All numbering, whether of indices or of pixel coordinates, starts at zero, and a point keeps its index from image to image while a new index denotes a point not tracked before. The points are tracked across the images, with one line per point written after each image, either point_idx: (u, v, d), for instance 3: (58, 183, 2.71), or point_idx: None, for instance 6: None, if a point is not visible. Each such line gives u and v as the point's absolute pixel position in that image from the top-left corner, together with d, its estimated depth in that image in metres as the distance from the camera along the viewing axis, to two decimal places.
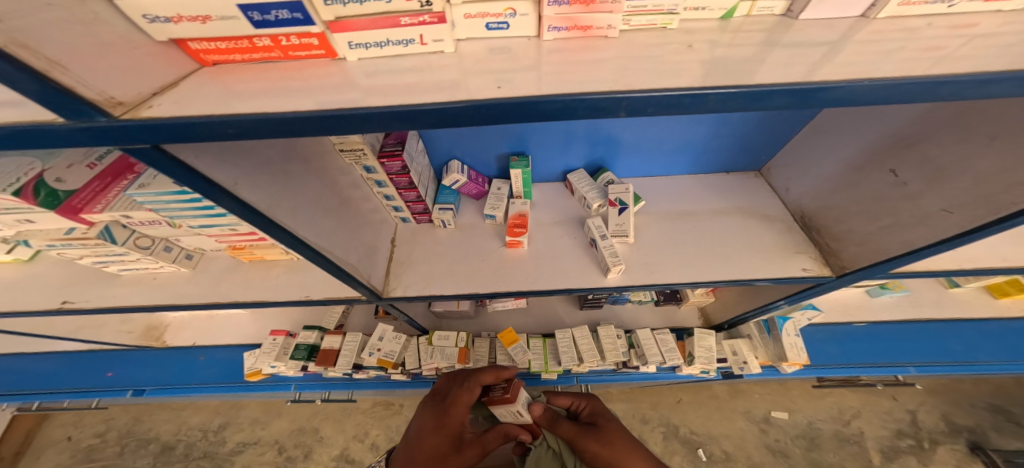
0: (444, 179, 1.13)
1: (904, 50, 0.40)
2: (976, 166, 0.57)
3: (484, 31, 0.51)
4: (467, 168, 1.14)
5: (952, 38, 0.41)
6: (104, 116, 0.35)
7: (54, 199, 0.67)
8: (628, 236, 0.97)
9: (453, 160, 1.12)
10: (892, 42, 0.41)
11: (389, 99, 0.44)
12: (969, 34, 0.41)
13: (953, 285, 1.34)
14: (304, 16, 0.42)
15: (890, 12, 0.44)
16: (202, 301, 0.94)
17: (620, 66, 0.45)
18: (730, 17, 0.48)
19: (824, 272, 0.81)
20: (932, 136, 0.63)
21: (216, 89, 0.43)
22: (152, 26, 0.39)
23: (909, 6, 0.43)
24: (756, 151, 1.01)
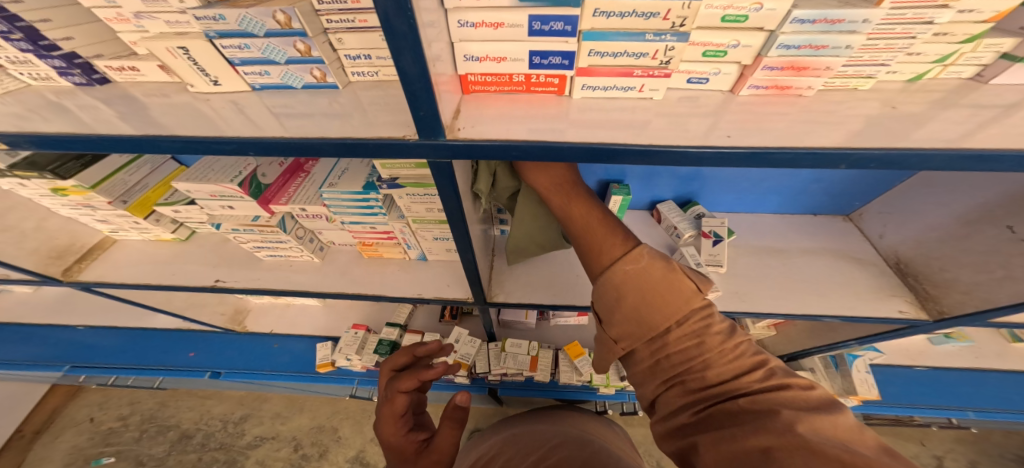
0: None
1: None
2: None
3: (684, 83, 0.60)
4: None
5: None
6: (444, 136, 0.49)
7: (258, 190, 0.84)
8: (721, 266, 1.06)
9: None
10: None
11: (626, 134, 0.54)
12: None
13: (1017, 340, 1.40)
14: (569, 62, 0.54)
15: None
16: (331, 290, 1.07)
17: (814, 116, 0.54)
18: (917, 80, 0.55)
19: (920, 314, 0.89)
20: None
21: (484, 115, 0.57)
22: (464, 63, 0.54)
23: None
24: (847, 198, 1.11)
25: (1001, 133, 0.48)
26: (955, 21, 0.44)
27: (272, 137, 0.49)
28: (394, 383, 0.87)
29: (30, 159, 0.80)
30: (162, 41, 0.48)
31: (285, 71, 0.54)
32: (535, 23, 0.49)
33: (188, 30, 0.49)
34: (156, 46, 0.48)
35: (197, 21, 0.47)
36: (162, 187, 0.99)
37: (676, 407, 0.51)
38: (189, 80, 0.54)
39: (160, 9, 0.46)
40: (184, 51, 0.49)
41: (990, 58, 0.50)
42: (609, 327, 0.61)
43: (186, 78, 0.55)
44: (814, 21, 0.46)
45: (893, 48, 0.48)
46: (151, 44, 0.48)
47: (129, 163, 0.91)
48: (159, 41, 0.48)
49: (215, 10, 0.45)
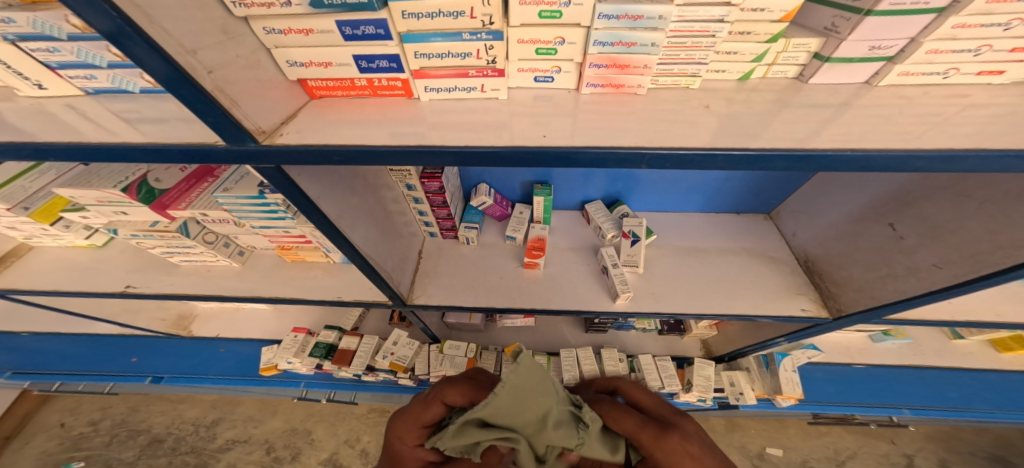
0: (472, 200, 1.22)
1: (899, 119, 0.48)
2: (968, 227, 0.63)
3: (532, 82, 0.62)
4: (494, 191, 1.24)
5: (947, 107, 0.48)
6: (254, 141, 0.48)
7: (150, 196, 0.84)
8: (637, 266, 1.05)
9: (482, 183, 1.23)
10: (894, 109, 0.49)
11: (458, 137, 0.54)
12: (961, 104, 0.48)
13: (958, 337, 1.39)
14: (397, 65, 0.54)
15: (890, 81, 0.52)
16: (247, 294, 1.07)
17: (644, 118, 0.55)
18: (747, 79, 0.58)
19: (821, 313, 0.89)
20: (930, 197, 0.69)
21: (324, 119, 0.57)
22: (290, 68, 0.53)
23: (907, 76, 0.51)
24: (765, 196, 1.10)
25: (812, 132, 0.47)
26: (749, 19, 0.49)
27: (87, 142, 0.49)
28: (439, 391, 0.80)
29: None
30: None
31: (111, 75, 0.54)
32: (345, 28, 0.48)
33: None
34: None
35: None
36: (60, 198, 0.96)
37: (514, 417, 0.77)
38: (13, 84, 0.55)
39: None
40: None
41: (805, 59, 0.53)
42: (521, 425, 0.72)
43: (9, 81, 0.55)
44: (617, 16, 0.49)
45: (701, 47, 0.52)
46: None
47: (30, 171, 0.93)
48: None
49: (1, 12, 0.45)
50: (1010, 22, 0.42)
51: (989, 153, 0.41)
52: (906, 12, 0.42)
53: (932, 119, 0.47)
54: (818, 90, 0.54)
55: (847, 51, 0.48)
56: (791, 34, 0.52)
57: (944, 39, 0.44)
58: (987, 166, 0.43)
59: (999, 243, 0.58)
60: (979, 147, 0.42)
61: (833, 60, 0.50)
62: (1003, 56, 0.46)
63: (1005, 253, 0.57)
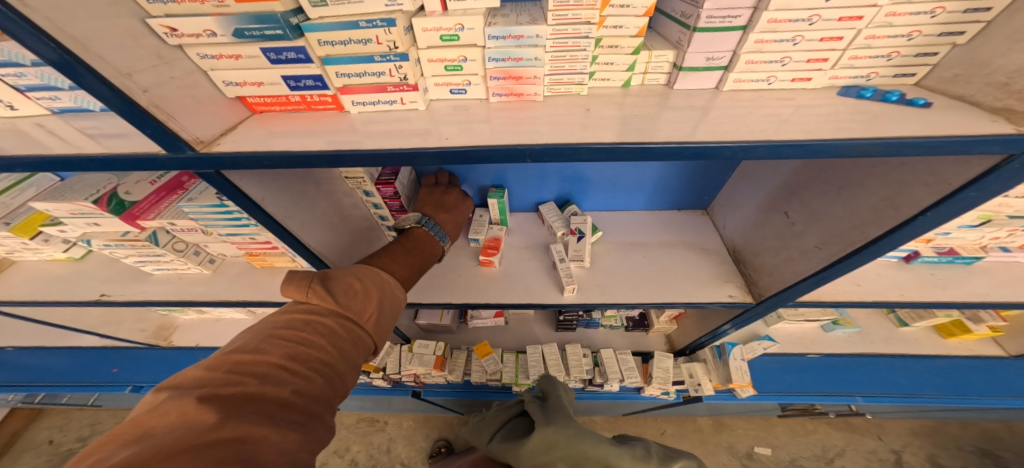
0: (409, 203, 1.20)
1: (741, 118, 0.56)
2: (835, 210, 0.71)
3: (449, 94, 0.70)
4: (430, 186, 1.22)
5: (785, 107, 0.56)
6: (190, 149, 0.56)
7: (119, 207, 0.88)
8: (583, 260, 1.12)
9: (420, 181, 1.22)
10: (741, 109, 0.57)
11: (375, 143, 0.63)
12: (796, 104, 0.56)
13: (903, 325, 1.40)
14: (322, 83, 0.63)
15: (731, 86, 0.60)
16: (214, 298, 1.11)
17: (540, 122, 0.63)
18: (629, 85, 0.66)
19: (746, 298, 0.95)
20: (805, 186, 0.77)
21: (260, 130, 0.65)
22: (229, 88, 0.62)
23: (741, 83, 0.59)
24: (699, 192, 1.18)
25: (670, 130, 0.55)
26: (613, 35, 0.57)
27: (50, 154, 0.57)
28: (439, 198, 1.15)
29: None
30: None
31: (74, 96, 0.62)
32: (271, 53, 0.57)
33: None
34: None
35: None
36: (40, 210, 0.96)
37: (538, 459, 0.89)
38: None
39: None
40: None
41: (668, 67, 0.62)
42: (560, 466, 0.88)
43: None
44: (505, 36, 0.58)
45: (579, 59, 0.60)
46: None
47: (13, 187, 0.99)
48: None
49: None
50: (794, 38, 0.50)
51: (791, 143, 0.50)
52: (719, 28, 0.51)
53: (761, 119, 0.55)
54: (679, 94, 0.62)
55: (691, 61, 0.56)
56: (652, 47, 0.60)
57: (754, 52, 0.53)
58: (797, 153, 0.51)
59: (854, 224, 0.65)
60: (788, 138, 0.50)
61: (684, 69, 0.58)
62: (802, 67, 0.54)
63: (860, 231, 0.64)
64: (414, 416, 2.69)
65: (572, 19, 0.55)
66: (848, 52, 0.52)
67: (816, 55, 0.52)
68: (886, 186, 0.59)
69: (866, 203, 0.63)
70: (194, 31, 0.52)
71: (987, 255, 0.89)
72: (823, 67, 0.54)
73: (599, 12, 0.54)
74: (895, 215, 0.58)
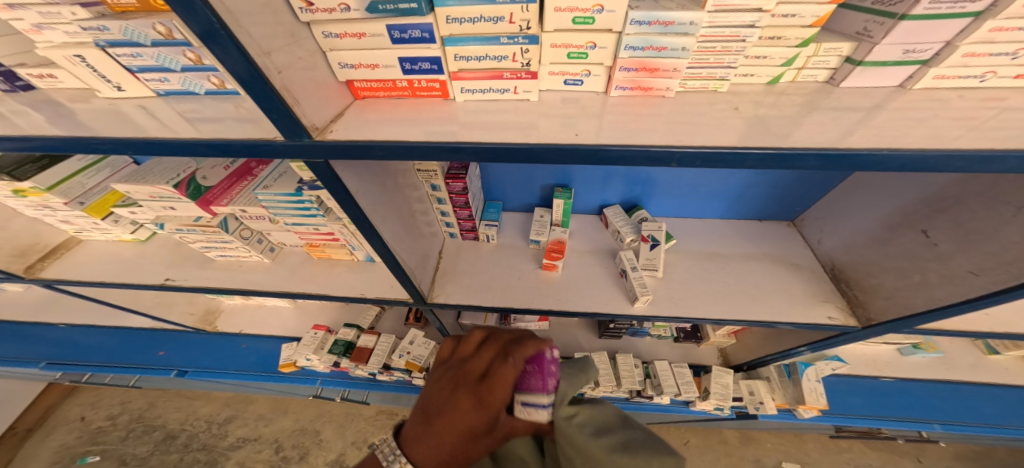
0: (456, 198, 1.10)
1: (936, 121, 0.49)
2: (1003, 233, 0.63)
3: (561, 85, 0.64)
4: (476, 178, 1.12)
5: (981, 111, 0.50)
6: (308, 137, 0.52)
7: (197, 191, 0.85)
8: (657, 270, 1.05)
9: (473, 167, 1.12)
10: (929, 111, 0.50)
11: (496, 136, 0.57)
12: (992, 108, 0.50)
13: (992, 352, 1.30)
14: (438, 67, 0.58)
15: (925, 84, 0.54)
16: (273, 290, 1.07)
17: (675, 120, 0.57)
18: (776, 82, 0.59)
19: (850, 321, 0.87)
20: (964, 202, 0.70)
21: (369, 117, 0.60)
22: (341, 70, 0.58)
23: (943, 80, 0.53)
24: (789, 203, 1.11)
25: (847, 135, 0.49)
26: (780, 24, 0.51)
27: (162, 138, 0.53)
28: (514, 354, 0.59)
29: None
30: (61, 49, 0.54)
31: (183, 78, 0.58)
32: (394, 32, 0.53)
33: (84, 40, 0.53)
34: (55, 54, 0.54)
35: (86, 32, 0.52)
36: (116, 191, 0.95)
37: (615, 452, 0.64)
38: (95, 86, 0.60)
39: (58, 21, 0.51)
40: (81, 59, 0.55)
41: (837, 62, 0.56)
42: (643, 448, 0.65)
43: (92, 84, 0.60)
44: (648, 22, 0.51)
45: (731, 51, 0.53)
46: (52, 53, 0.55)
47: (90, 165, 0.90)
48: (58, 49, 0.54)
49: (98, 21, 0.50)
50: None
51: (1014, 155, 0.43)
52: (941, 14, 0.44)
53: (951, 122, 0.48)
54: (839, 95, 0.55)
55: (881, 54, 0.51)
56: (822, 39, 0.54)
57: (980, 43, 0.47)
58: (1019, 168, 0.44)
59: None
60: (1004, 148, 0.44)
61: (864, 64, 0.52)
62: None
63: None
64: None
65: (737, 7, 0.48)
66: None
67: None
68: None
69: None
70: (330, 5, 0.48)
71: None
72: None
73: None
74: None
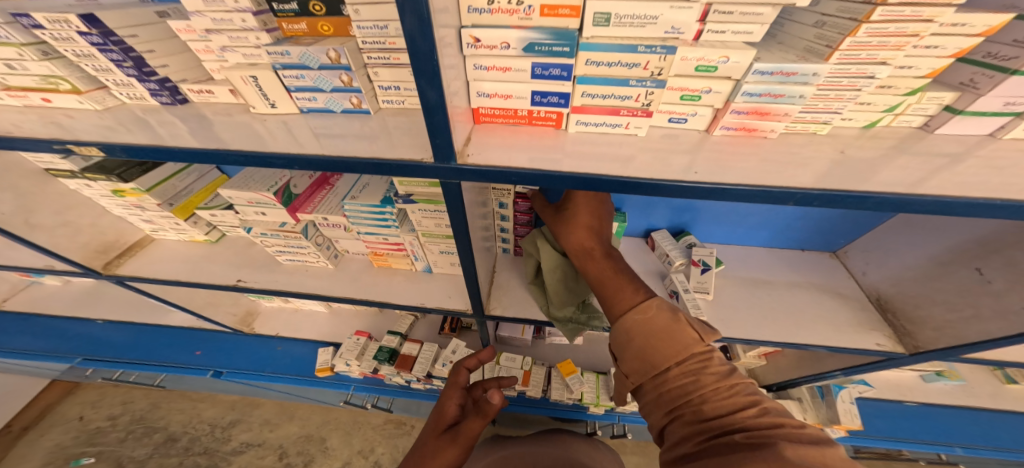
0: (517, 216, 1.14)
1: (1021, 171, 0.55)
2: None
3: (665, 122, 0.70)
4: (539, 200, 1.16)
5: None
6: (455, 161, 0.57)
7: (289, 199, 0.88)
8: (708, 293, 1.10)
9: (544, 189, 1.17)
10: (1016, 162, 0.57)
11: (618, 167, 0.61)
12: None
13: (1010, 382, 1.36)
14: (565, 101, 0.64)
15: (1014, 134, 0.61)
16: (337, 296, 1.08)
17: (781, 160, 0.63)
18: (872, 127, 0.66)
19: (897, 348, 0.92)
20: (1019, 245, 0.76)
21: (494, 142, 0.65)
22: (477, 98, 0.63)
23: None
24: (833, 235, 1.18)
25: (945, 182, 0.55)
26: (897, 74, 0.58)
27: (311, 154, 0.57)
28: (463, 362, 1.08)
29: (99, 164, 0.84)
30: (238, 70, 0.58)
31: (329, 98, 0.63)
32: (537, 68, 0.58)
33: (258, 61, 0.59)
34: (233, 74, 0.59)
35: (268, 55, 0.57)
36: (206, 191, 1.01)
37: (680, 436, 0.58)
38: (252, 101, 0.63)
39: (242, 45, 0.58)
40: (253, 79, 0.59)
41: (934, 110, 0.63)
42: (620, 362, 0.69)
43: (250, 99, 0.63)
44: (771, 72, 0.57)
45: (844, 98, 0.60)
46: (230, 73, 0.59)
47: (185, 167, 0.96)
48: (235, 70, 0.58)
49: (284, 46, 0.56)
50: None
51: None
52: None
53: None
54: (927, 143, 0.62)
55: (981, 105, 0.57)
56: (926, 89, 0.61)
57: None
58: None
59: None
60: None
61: (964, 113, 0.60)
62: None
63: None
64: None
65: (862, 59, 0.55)
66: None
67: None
68: None
69: None
70: (494, 42, 0.54)
71: None
72: None
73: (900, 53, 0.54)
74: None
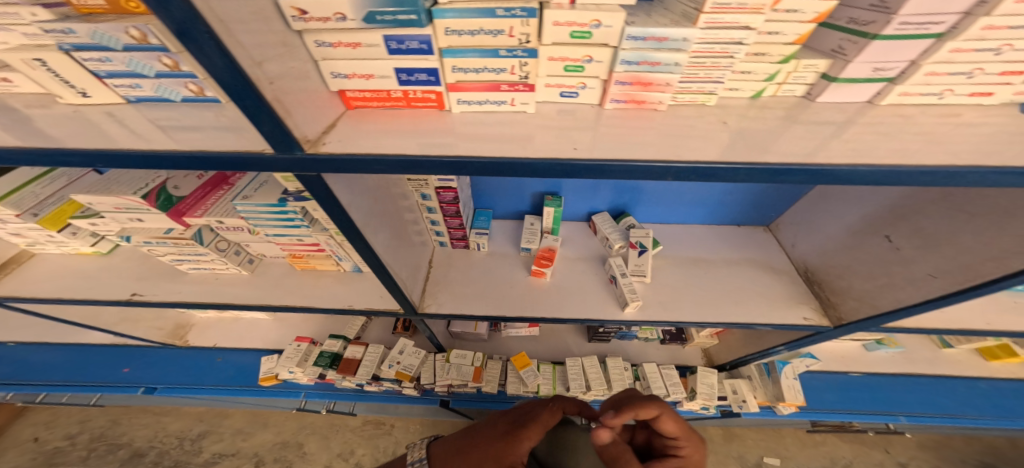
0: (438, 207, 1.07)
1: (904, 135, 0.52)
2: (961, 239, 0.67)
3: (557, 97, 0.65)
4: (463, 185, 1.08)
5: (940, 126, 0.53)
6: (301, 150, 0.49)
7: (167, 202, 0.79)
8: (645, 275, 1.07)
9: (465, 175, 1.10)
10: (895, 128, 0.54)
11: (494, 149, 0.56)
12: (952, 124, 0.54)
13: (946, 346, 1.40)
14: (435, 78, 0.58)
15: (891, 100, 0.57)
16: (253, 302, 1.01)
17: (672, 134, 0.58)
18: (758, 97, 0.62)
19: (823, 321, 0.92)
20: (925, 210, 0.74)
21: (359, 128, 0.58)
22: (334, 80, 0.57)
23: (907, 96, 0.56)
24: (765, 209, 1.15)
25: (830, 149, 0.51)
26: (765, 41, 0.53)
27: (126, 150, 0.49)
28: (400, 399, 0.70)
29: None
30: (18, 53, 0.51)
31: (157, 84, 0.55)
32: (391, 42, 0.52)
33: (45, 42, 0.51)
34: (12, 57, 0.51)
35: (48, 34, 0.49)
36: (73, 200, 0.87)
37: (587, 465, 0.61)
38: (56, 91, 0.56)
39: (17, 23, 0.49)
40: (41, 63, 0.51)
41: (813, 78, 0.58)
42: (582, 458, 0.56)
43: (53, 89, 0.56)
44: (644, 38, 0.52)
45: (721, 66, 0.55)
46: (8, 56, 0.51)
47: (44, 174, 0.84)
48: (15, 52, 0.51)
49: (63, 24, 0.47)
50: (1001, 47, 0.47)
51: (975, 170, 0.46)
52: (909, 36, 0.47)
53: (913, 138, 0.52)
54: (823, 108, 0.59)
55: (853, 72, 0.54)
56: (801, 56, 0.57)
57: (941, 62, 0.50)
58: (979, 182, 0.47)
59: (993, 254, 0.62)
60: (970, 163, 0.47)
61: (839, 80, 0.55)
62: (993, 80, 0.52)
63: (997, 263, 0.61)
64: (423, 421, 2.61)
65: (727, 23, 0.49)
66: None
67: (1015, 67, 0.50)
68: None
69: (1012, 235, 0.59)
70: (325, 14, 0.47)
71: None
72: (1015, 80, 0.52)
73: (762, 16, 0.49)
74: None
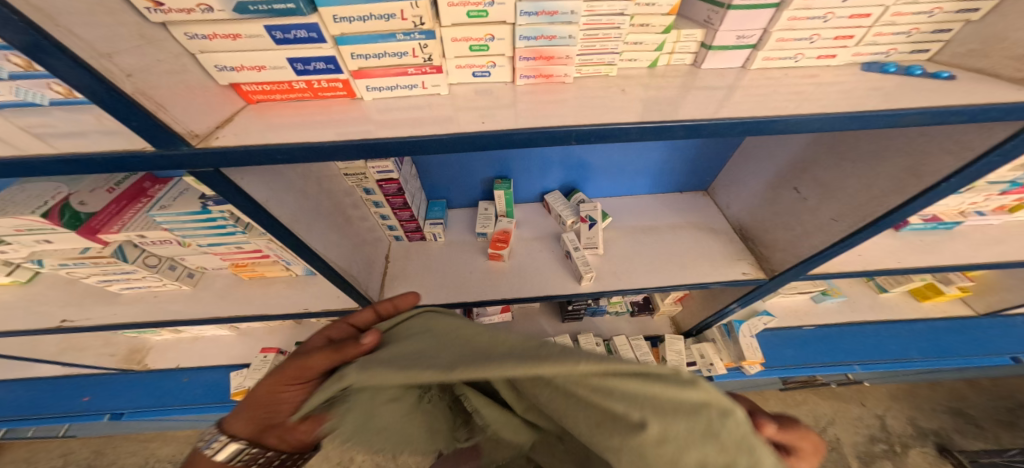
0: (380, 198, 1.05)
1: (777, 91, 0.55)
2: (847, 184, 0.76)
3: (472, 77, 0.65)
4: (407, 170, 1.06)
5: (807, 85, 0.57)
6: (186, 145, 0.49)
7: (74, 218, 0.77)
8: (598, 247, 1.08)
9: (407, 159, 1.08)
10: (769, 85, 0.57)
11: (393, 132, 0.56)
12: (817, 82, 0.58)
13: (882, 290, 1.49)
14: (335, 66, 0.57)
15: (759, 64, 0.61)
16: (202, 316, 1.00)
17: (572, 104, 0.59)
18: (655, 66, 0.64)
19: (759, 274, 0.97)
20: (819, 161, 0.82)
21: (257, 122, 0.58)
22: (221, 73, 0.56)
23: (769, 61, 0.61)
24: (701, 173, 1.19)
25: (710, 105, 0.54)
26: (644, 13, 0.55)
27: None
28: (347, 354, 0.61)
29: None
30: None
31: (15, 87, 0.54)
32: (276, 32, 0.51)
33: None
34: None
35: None
36: None
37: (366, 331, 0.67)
38: None
39: None
40: None
41: (695, 47, 0.61)
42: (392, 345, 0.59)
43: None
44: (536, 12, 0.52)
45: (611, 37, 0.57)
46: None
47: None
48: None
49: None
50: (825, 15, 0.53)
51: (827, 116, 0.50)
52: (750, 6, 0.52)
53: (786, 96, 0.55)
54: (708, 73, 0.62)
55: (722, 40, 0.57)
56: (680, 26, 0.60)
57: (785, 30, 0.55)
58: (829, 127, 0.52)
59: (873, 194, 0.72)
60: (826, 111, 0.51)
61: (714, 48, 0.59)
62: (830, 44, 0.58)
63: (880, 201, 0.70)
64: None
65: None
66: (873, 29, 0.56)
67: (843, 32, 0.56)
68: (908, 157, 0.66)
69: (887, 173, 0.69)
70: (186, 5, 0.46)
71: (966, 218, 0.96)
72: (850, 42, 0.58)
73: None
74: (917, 184, 0.64)
